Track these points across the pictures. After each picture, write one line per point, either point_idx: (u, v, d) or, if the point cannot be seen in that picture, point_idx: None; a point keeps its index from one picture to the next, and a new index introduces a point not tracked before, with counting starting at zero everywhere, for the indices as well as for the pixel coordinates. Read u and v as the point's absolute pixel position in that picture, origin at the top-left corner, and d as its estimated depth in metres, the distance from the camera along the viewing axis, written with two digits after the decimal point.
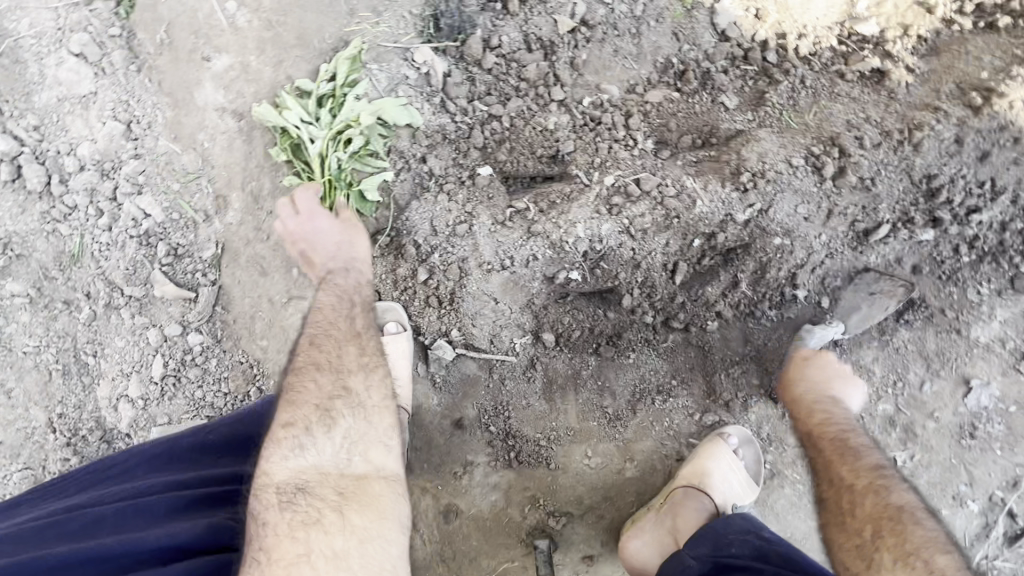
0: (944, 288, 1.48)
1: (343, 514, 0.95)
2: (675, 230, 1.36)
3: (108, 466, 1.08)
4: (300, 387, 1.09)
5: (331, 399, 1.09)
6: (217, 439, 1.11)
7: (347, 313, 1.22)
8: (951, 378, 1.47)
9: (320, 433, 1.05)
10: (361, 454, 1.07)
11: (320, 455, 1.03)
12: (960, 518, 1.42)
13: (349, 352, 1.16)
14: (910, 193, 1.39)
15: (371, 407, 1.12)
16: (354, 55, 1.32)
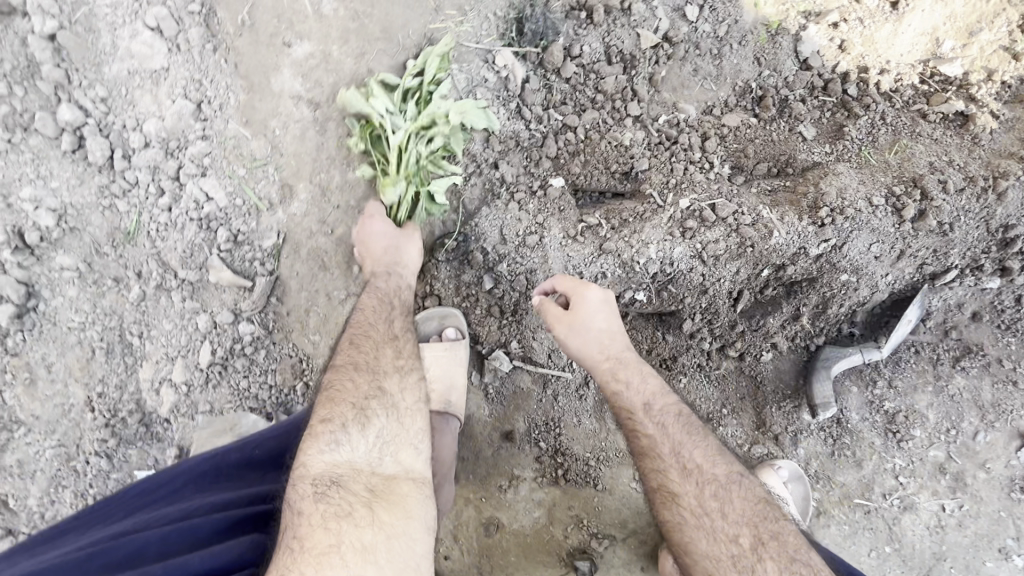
0: (1002, 338, 1.49)
1: (374, 510, 0.90)
2: (747, 258, 1.33)
3: (152, 485, 1.04)
4: (339, 386, 1.08)
5: (366, 398, 1.07)
6: (263, 456, 1.08)
7: (386, 316, 1.21)
8: (1005, 430, 1.45)
9: (355, 432, 1.02)
10: (393, 454, 1.04)
11: (354, 451, 1.01)
12: (1004, 571, 1.41)
13: (387, 354, 1.17)
14: (983, 241, 1.36)
15: (404, 409, 1.11)
16: (445, 52, 1.29)
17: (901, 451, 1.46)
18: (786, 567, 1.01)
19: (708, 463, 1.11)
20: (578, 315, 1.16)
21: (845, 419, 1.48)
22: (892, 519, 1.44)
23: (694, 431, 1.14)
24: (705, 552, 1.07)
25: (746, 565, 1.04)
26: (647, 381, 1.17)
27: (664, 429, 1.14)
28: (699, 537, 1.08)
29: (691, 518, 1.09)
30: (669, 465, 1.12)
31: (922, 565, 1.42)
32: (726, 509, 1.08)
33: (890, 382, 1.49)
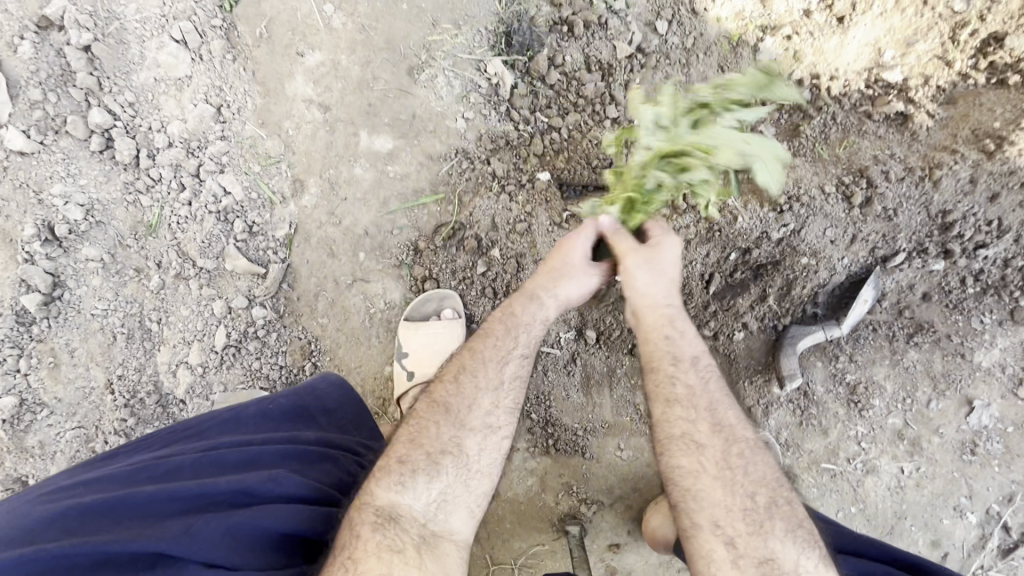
0: (950, 315, 1.63)
1: (421, 557, 0.90)
2: (716, 242, 1.52)
3: (179, 426, 1.09)
4: (423, 428, 1.08)
5: (442, 451, 1.04)
6: (282, 408, 1.13)
7: (494, 345, 1.19)
8: (955, 398, 1.59)
9: (423, 481, 1.00)
10: (446, 514, 1.00)
11: (415, 501, 0.98)
12: (958, 527, 1.54)
13: (481, 406, 1.11)
14: (926, 226, 1.52)
15: (475, 472, 1.06)
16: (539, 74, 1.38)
17: (862, 419, 1.60)
18: (795, 530, 1.04)
19: (739, 428, 1.13)
20: (659, 254, 1.22)
21: (811, 391, 1.62)
22: (856, 482, 1.57)
23: (727, 397, 1.17)
24: (715, 501, 1.05)
25: (757, 520, 1.04)
26: (695, 339, 1.21)
27: (700, 386, 1.16)
28: (715, 486, 1.06)
29: (713, 467, 1.08)
30: (698, 420, 1.12)
31: (885, 524, 1.55)
32: (749, 468, 1.09)
33: (851, 357, 1.63)
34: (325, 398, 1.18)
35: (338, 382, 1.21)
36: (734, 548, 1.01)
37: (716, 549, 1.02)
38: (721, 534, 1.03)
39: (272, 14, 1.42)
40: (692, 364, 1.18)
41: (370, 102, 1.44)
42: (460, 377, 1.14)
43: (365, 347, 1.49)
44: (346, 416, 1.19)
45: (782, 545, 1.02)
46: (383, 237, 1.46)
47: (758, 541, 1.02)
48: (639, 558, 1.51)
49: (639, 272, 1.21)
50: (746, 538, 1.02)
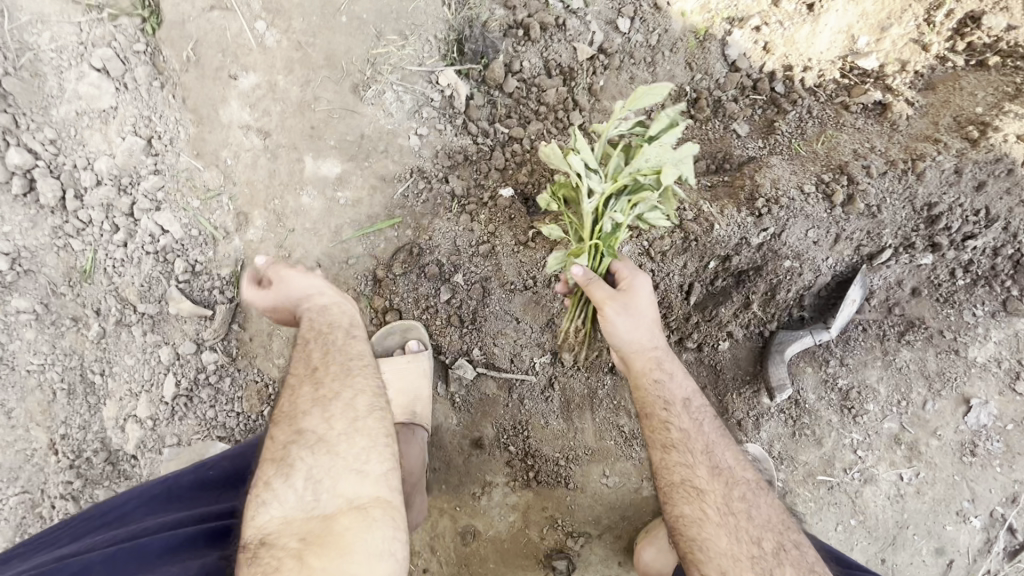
0: (942, 310, 1.57)
1: (303, 560, 0.80)
2: (692, 252, 1.41)
3: (103, 510, 0.96)
4: (264, 438, 0.96)
5: (282, 448, 0.93)
6: (222, 474, 1.03)
7: (300, 358, 1.04)
8: (951, 397, 1.52)
9: (280, 484, 0.89)
10: (329, 490, 0.89)
11: (283, 503, 0.87)
12: (962, 533, 1.47)
13: (304, 392, 0.99)
14: (913, 220, 1.44)
15: (335, 437, 0.94)
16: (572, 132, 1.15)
17: (857, 426, 1.52)
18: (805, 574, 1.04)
19: (737, 471, 1.14)
20: (632, 297, 1.21)
21: (802, 400, 1.54)
22: (854, 493, 1.49)
23: (724, 439, 1.19)
24: (721, 548, 1.05)
25: (767, 566, 1.04)
26: (684, 378, 1.22)
27: (694, 426, 1.17)
28: (720, 535, 1.07)
29: (716, 514, 1.09)
30: (697, 464, 1.14)
31: (887, 535, 1.47)
32: (753, 513, 1.10)
33: (842, 360, 1.56)
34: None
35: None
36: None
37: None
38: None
39: (198, 34, 1.30)
40: (685, 407, 1.19)
41: (313, 124, 1.33)
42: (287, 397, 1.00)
43: None
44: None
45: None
46: (337, 268, 1.36)
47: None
48: None
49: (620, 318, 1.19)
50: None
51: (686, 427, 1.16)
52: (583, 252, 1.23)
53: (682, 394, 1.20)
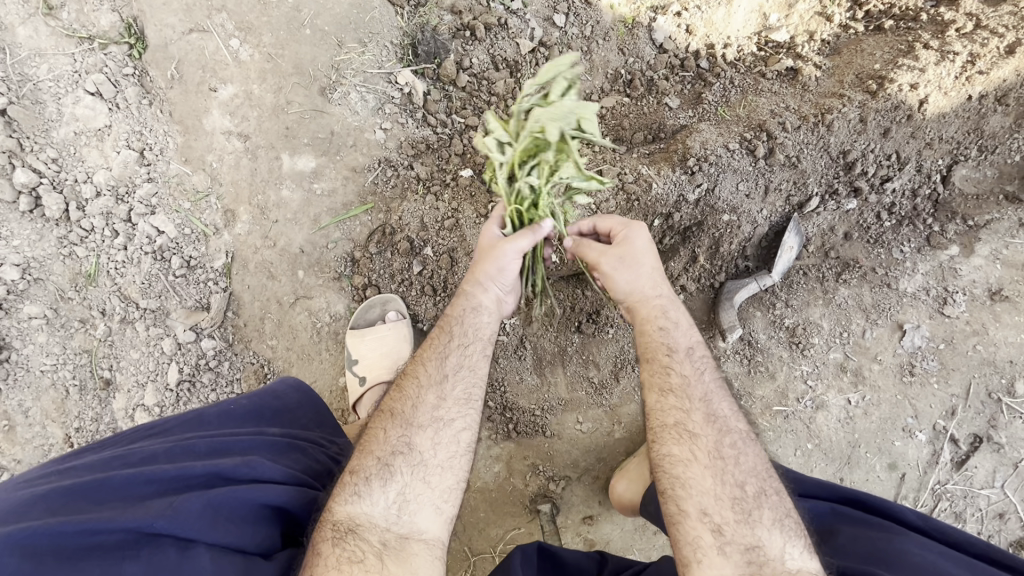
0: (873, 250, 1.73)
1: (383, 561, 0.93)
2: (636, 211, 1.58)
3: (144, 428, 1.07)
4: (373, 436, 1.12)
5: (392, 454, 1.07)
6: (244, 410, 1.14)
7: (443, 349, 1.24)
8: (888, 325, 1.67)
9: (377, 485, 1.03)
10: (410, 513, 1.02)
11: (374, 507, 1.01)
12: (910, 447, 1.61)
13: (428, 399, 1.16)
14: (831, 168, 1.62)
15: (432, 466, 1.08)
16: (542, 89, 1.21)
17: (806, 359, 1.67)
18: (782, 519, 1.09)
19: (729, 423, 1.19)
20: (628, 248, 1.28)
21: (754, 340, 1.69)
22: (808, 420, 1.63)
23: (717, 392, 1.23)
24: (705, 489, 1.10)
25: (745, 509, 1.09)
26: (682, 316, 1.30)
27: (688, 378, 1.23)
28: (705, 476, 1.11)
29: (705, 458, 1.13)
30: (691, 410, 1.19)
31: (841, 456, 1.61)
32: (740, 460, 1.14)
33: (787, 302, 1.71)
34: (288, 398, 1.22)
35: (299, 385, 1.26)
36: (721, 535, 1.06)
37: (704, 535, 1.06)
38: (709, 521, 1.07)
39: (180, 54, 1.47)
40: (683, 357, 1.26)
41: (288, 125, 1.49)
42: (406, 384, 1.20)
43: (316, 362, 1.52)
44: (311, 414, 1.23)
45: (768, 535, 1.06)
46: (319, 253, 1.50)
47: (744, 528, 1.06)
48: (614, 527, 1.54)
49: (624, 271, 1.29)
50: (734, 525, 1.06)
51: (685, 373, 1.22)
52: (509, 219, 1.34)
53: (685, 344, 1.27)
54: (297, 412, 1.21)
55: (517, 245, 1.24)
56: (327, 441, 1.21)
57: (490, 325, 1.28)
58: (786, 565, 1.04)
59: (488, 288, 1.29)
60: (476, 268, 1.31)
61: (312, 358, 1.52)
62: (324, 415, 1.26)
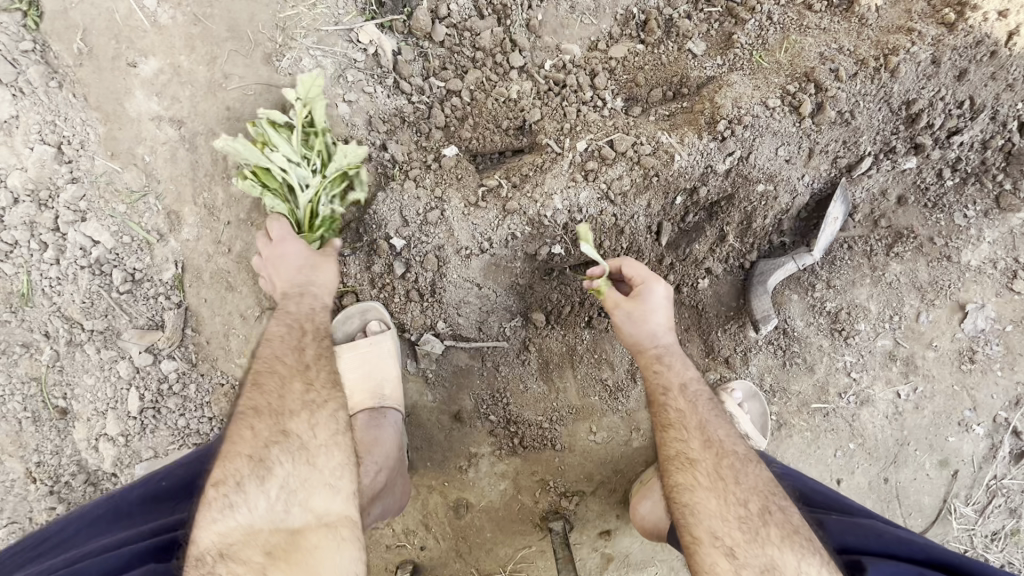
0: (931, 216, 1.47)
1: None
2: (655, 188, 1.30)
3: (41, 538, 0.94)
4: (235, 436, 0.95)
5: (263, 448, 0.93)
6: (174, 484, 1.00)
7: (295, 342, 1.04)
8: (946, 306, 1.45)
9: (252, 488, 0.91)
10: (303, 501, 0.92)
11: (263, 543, 0.85)
12: (966, 442, 1.44)
13: (295, 388, 1.00)
14: (890, 122, 1.33)
15: (318, 447, 0.97)
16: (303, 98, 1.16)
17: (849, 348, 1.46)
18: (790, 535, 0.96)
19: (730, 444, 1.06)
20: (640, 304, 1.13)
21: (790, 328, 1.48)
22: (850, 418, 1.45)
23: (717, 414, 1.11)
24: (715, 514, 0.99)
25: (754, 527, 0.97)
26: (690, 371, 1.12)
27: (689, 408, 1.09)
28: (709, 498, 1.01)
29: (706, 478, 1.02)
30: (690, 436, 1.06)
31: (888, 455, 1.44)
32: (741, 478, 1.03)
33: (829, 283, 1.48)
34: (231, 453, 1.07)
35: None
36: (735, 559, 0.95)
37: (718, 561, 0.95)
38: (721, 545, 0.96)
39: (86, 22, 1.19)
40: (679, 391, 1.10)
41: (228, 105, 1.22)
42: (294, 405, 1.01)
43: None
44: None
45: (781, 552, 0.94)
46: None
47: (754, 549, 0.95)
48: (633, 539, 1.42)
49: (631, 322, 1.14)
50: (744, 547, 0.96)
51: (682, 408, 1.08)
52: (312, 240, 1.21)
53: (678, 380, 1.10)
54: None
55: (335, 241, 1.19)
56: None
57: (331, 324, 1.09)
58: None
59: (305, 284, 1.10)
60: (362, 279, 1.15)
61: None
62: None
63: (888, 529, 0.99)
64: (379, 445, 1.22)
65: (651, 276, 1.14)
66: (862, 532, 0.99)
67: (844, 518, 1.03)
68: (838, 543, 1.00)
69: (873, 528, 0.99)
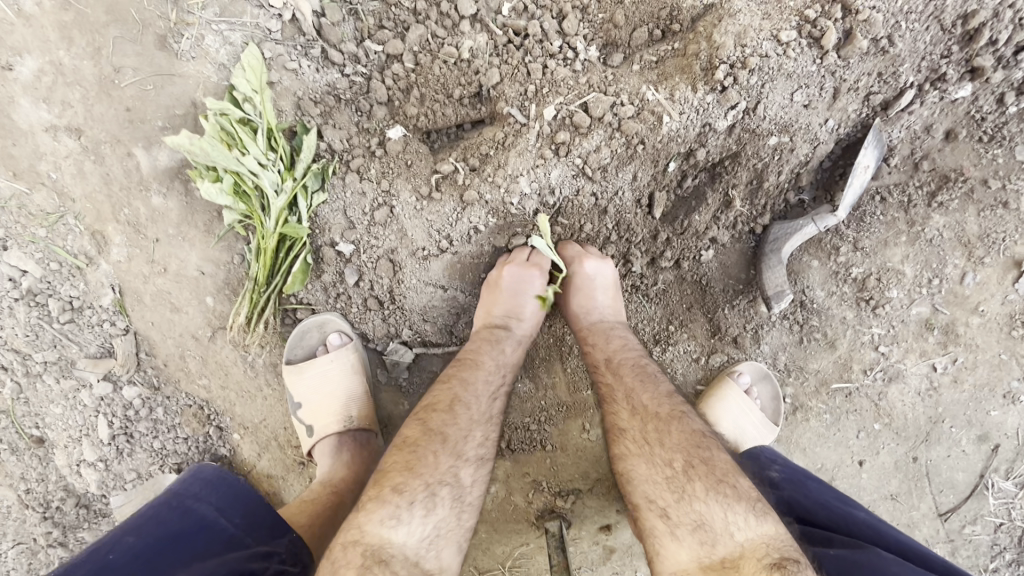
0: (987, 153, 1.20)
1: None
2: (642, 158, 1.10)
3: None
4: (416, 448, 0.95)
5: (438, 481, 0.92)
6: (128, 557, 0.80)
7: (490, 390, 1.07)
8: (998, 263, 1.23)
9: (417, 513, 0.88)
10: (437, 550, 0.89)
11: (409, 537, 0.86)
12: (1011, 415, 1.27)
13: (476, 435, 1.01)
14: (941, 42, 1.06)
15: (468, 501, 0.96)
16: (254, 91, 1.02)
17: (878, 319, 1.27)
18: (714, 486, 0.91)
19: (657, 406, 1.02)
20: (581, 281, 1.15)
21: (809, 300, 1.28)
22: (876, 396, 1.29)
23: (647, 378, 1.07)
24: (648, 479, 0.98)
25: (680, 485, 0.93)
26: (617, 343, 1.14)
27: (618, 380, 1.09)
28: (639, 463, 1.00)
29: (633, 445, 1.02)
30: (619, 407, 1.07)
31: (918, 433, 1.29)
32: (666, 437, 0.99)
33: (856, 245, 1.26)
34: (198, 502, 0.89)
35: (208, 477, 0.93)
36: (669, 520, 0.93)
37: (656, 525, 0.95)
38: (655, 508, 0.96)
39: None
40: (608, 367, 1.11)
41: (127, 105, 1.07)
42: (456, 406, 1.01)
43: (260, 400, 1.26)
44: (237, 517, 0.89)
45: (709, 508, 0.90)
46: (225, 272, 1.16)
47: (685, 506, 0.92)
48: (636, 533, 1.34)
49: (569, 301, 1.19)
50: (675, 507, 0.93)
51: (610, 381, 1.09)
52: (298, 256, 1.10)
53: (603, 356, 1.12)
54: (218, 518, 0.88)
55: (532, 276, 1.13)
56: (262, 555, 0.86)
57: (513, 354, 1.14)
58: (734, 539, 0.86)
59: (522, 320, 1.15)
60: (488, 308, 1.15)
61: (255, 396, 1.25)
62: (255, 509, 0.91)
63: (894, 569, 0.80)
64: (349, 472, 1.15)
65: (588, 256, 1.15)
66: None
67: (841, 553, 0.85)
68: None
69: (877, 568, 0.80)
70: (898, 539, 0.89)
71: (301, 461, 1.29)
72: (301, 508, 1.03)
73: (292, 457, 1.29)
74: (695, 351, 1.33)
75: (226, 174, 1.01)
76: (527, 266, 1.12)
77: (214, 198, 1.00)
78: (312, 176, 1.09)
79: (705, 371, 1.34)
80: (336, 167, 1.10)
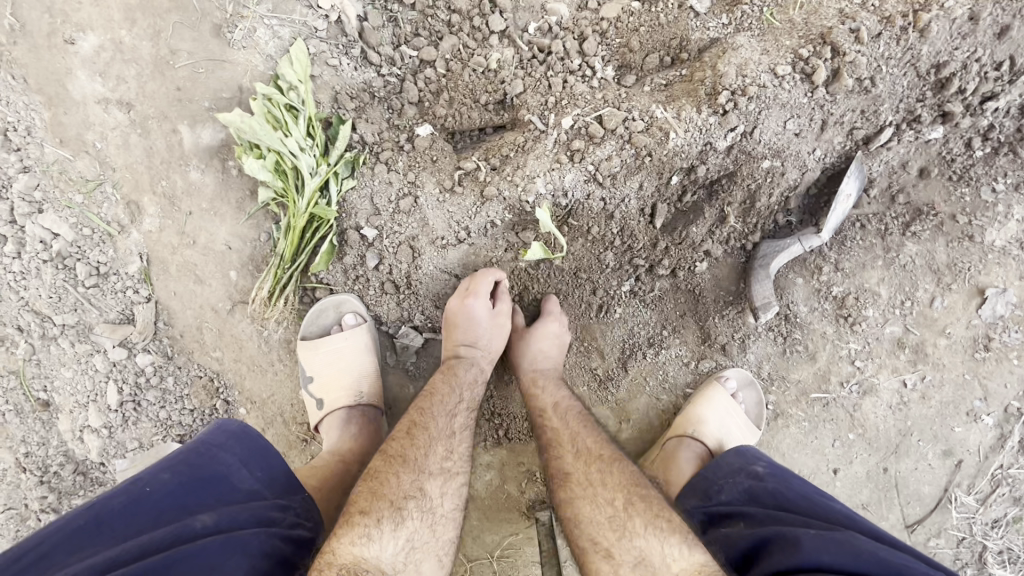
0: (955, 191, 1.33)
1: None
2: (649, 169, 1.20)
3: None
4: (378, 475, 0.98)
5: (403, 498, 0.96)
6: (163, 493, 0.82)
7: (450, 408, 1.14)
8: (964, 290, 1.34)
9: (387, 528, 0.90)
10: (416, 563, 0.92)
11: (384, 550, 0.88)
12: (974, 433, 1.36)
13: (438, 452, 1.07)
14: (916, 87, 1.19)
15: (438, 516, 1.00)
16: (299, 79, 1.11)
17: (855, 335, 1.38)
18: (652, 520, 0.98)
19: (600, 450, 1.13)
20: (537, 337, 1.28)
21: (793, 314, 1.38)
22: (851, 407, 1.39)
23: (588, 425, 1.19)
24: (594, 519, 1.03)
25: (620, 522, 1.00)
26: (563, 392, 1.26)
27: (562, 426, 1.19)
28: (587, 504, 1.06)
29: (578, 487, 1.09)
30: (564, 451, 1.15)
31: (889, 445, 1.38)
32: (607, 479, 1.08)
33: (837, 265, 1.37)
34: (224, 453, 0.90)
35: (232, 430, 0.93)
36: (612, 559, 0.98)
37: (600, 565, 0.99)
38: (599, 547, 1.00)
39: None
40: (554, 411, 1.22)
41: (178, 85, 1.15)
42: (415, 430, 1.07)
43: (271, 375, 1.30)
44: (258, 471, 0.92)
45: (648, 542, 0.95)
46: (251, 248, 1.23)
47: (626, 543, 0.98)
48: None
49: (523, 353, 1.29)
50: (618, 545, 0.98)
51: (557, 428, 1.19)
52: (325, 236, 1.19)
53: (550, 400, 1.23)
54: (242, 469, 0.90)
55: (475, 308, 1.19)
56: (281, 506, 0.90)
57: (475, 377, 1.21)
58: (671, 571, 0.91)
59: (478, 346, 1.22)
60: (448, 339, 1.23)
61: (265, 370, 1.30)
62: (275, 467, 0.93)
63: (870, 549, 0.86)
64: (355, 445, 1.20)
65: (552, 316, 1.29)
66: (839, 552, 0.86)
67: (821, 534, 0.90)
68: (811, 559, 0.88)
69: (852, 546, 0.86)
70: (875, 528, 0.94)
71: (304, 438, 1.34)
72: (311, 471, 1.09)
73: (295, 433, 1.33)
74: (685, 356, 1.42)
75: (269, 154, 1.11)
76: (473, 297, 1.19)
77: (253, 173, 1.08)
78: (345, 163, 1.17)
79: (694, 375, 1.42)
80: (367, 158, 1.19)
